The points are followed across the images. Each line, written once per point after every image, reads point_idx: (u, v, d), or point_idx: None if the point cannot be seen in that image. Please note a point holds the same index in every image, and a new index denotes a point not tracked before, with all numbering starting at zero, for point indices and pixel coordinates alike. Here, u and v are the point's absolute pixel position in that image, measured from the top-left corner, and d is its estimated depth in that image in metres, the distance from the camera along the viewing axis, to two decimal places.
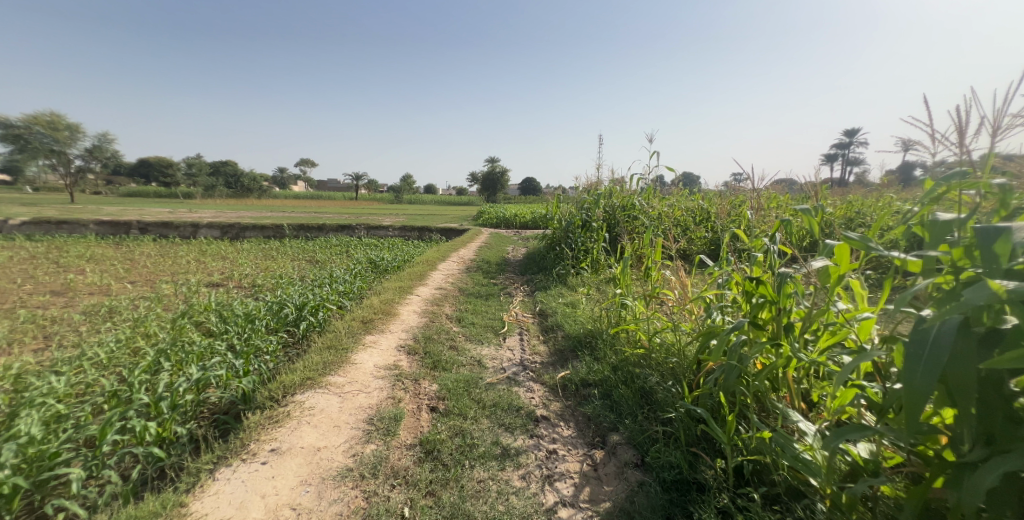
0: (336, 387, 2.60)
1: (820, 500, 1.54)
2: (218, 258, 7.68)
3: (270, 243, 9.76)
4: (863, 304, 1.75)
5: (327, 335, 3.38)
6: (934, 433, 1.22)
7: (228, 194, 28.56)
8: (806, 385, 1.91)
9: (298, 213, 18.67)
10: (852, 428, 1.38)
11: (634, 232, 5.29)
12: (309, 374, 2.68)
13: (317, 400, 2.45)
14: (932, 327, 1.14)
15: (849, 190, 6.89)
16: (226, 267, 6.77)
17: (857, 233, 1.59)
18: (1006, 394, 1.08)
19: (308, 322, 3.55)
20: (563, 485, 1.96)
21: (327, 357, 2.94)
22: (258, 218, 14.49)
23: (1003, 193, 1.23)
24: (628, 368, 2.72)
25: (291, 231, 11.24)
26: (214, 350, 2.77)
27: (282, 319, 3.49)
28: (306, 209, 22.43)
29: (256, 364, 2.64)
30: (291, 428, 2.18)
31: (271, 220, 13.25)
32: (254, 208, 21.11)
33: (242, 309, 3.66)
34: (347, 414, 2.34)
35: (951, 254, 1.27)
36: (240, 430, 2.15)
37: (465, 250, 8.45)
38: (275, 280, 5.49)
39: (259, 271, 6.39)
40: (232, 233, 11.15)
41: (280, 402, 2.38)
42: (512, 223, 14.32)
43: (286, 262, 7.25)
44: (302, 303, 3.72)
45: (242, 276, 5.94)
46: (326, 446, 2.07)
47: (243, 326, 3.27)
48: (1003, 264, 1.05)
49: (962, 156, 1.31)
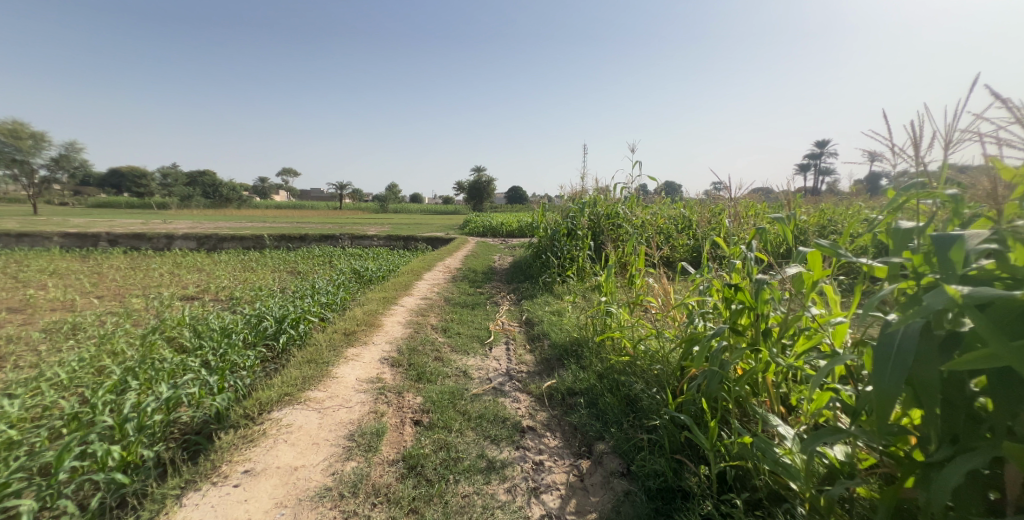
0: (316, 403, 2.55)
1: (800, 504, 1.56)
2: (193, 270, 7.48)
3: (250, 254, 9.58)
4: (837, 309, 1.80)
5: (307, 348, 3.31)
6: (905, 434, 1.24)
7: (205, 205, 27.90)
8: (785, 389, 1.95)
9: (282, 222, 18.42)
10: (827, 432, 1.41)
11: (619, 240, 5.36)
12: (287, 389, 2.62)
13: (296, 416, 2.40)
14: (898, 332, 1.15)
15: (821, 198, 7.08)
16: (201, 280, 6.58)
17: (828, 241, 1.64)
18: (968, 395, 1.09)
19: (288, 335, 3.47)
20: (550, 497, 1.95)
21: (307, 371, 2.88)
22: (237, 229, 14.19)
23: (956, 203, 1.26)
24: (614, 376, 2.74)
25: (272, 242, 11.05)
26: (186, 366, 2.69)
27: (262, 332, 3.40)
28: (289, 219, 22.08)
29: (232, 381, 2.58)
30: (268, 447, 2.12)
31: (250, 231, 13.00)
32: (234, 218, 20.67)
33: (218, 323, 3.55)
34: (328, 431, 2.29)
35: (912, 260, 1.30)
36: (212, 451, 2.08)
37: (451, 260, 8.41)
38: (255, 291, 5.36)
39: (237, 284, 6.24)
40: (209, 244, 10.89)
41: (256, 420, 2.32)
42: (500, 231, 14.37)
43: (266, 274, 7.09)
44: (282, 316, 3.64)
45: (218, 289, 5.79)
46: (303, 465, 2.01)
47: (219, 340, 3.17)
48: (959, 270, 1.03)
49: (918, 168, 1.36)
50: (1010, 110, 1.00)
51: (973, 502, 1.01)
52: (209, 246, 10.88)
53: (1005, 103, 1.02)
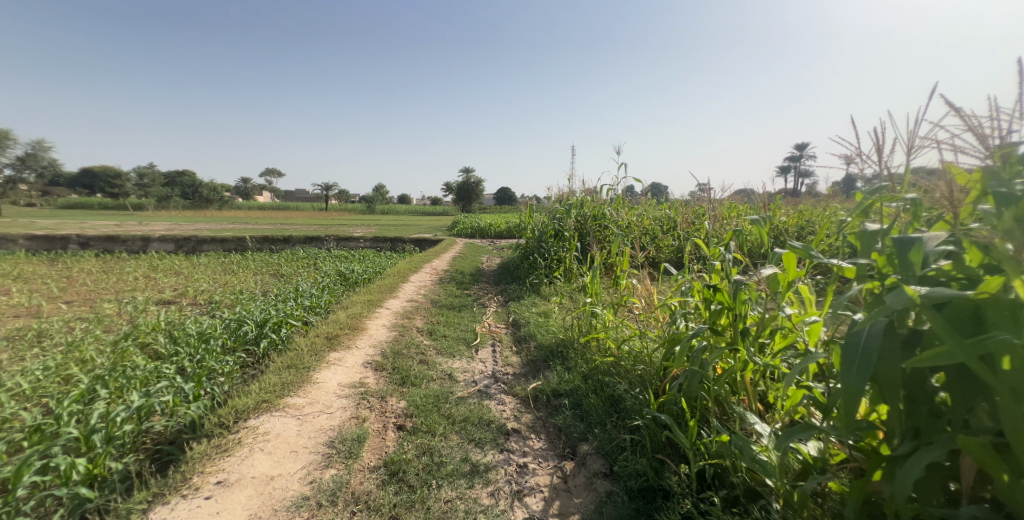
0: (295, 409, 2.51)
1: (775, 500, 1.60)
2: (170, 274, 7.28)
3: (230, 257, 9.39)
4: (810, 309, 1.84)
5: (288, 353, 3.25)
6: (872, 429, 1.28)
7: (183, 206, 27.21)
8: (763, 387, 1.99)
9: (265, 224, 18.10)
10: (801, 428, 1.44)
11: (605, 242, 5.41)
12: (265, 396, 2.57)
13: (274, 424, 2.35)
14: (863, 330, 1.18)
15: (800, 200, 7.25)
16: (178, 283, 6.42)
17: (801, 242, 1.68)
18: (929, 390, 1.12)
19: (269, 340, 3.41)
20: (533, 499, 1.95)
21: (286, 377, 2.84)
22: (216, 230, 13.89)
23: (916, 206, 1.30)
24: (598, 377, 2.76)
25: (253, 244, 10.85)
26: (160, 374, 2.62)
27: (241, 337, 3.33)
28: (271, 220, 21.70)
29: (208, 388, 2.53)
30: (243, 456, 2.08)
31: (231, 233, 12.73)
32: (213, 220, 20.25)
33: (195, 328, 3.47)
34: (307, 438, 2.26)
35: (877, 261, 1.34)
36: (183, 462, 2.02)
37: (438, 261, 8.36)
38: (234, 295, 5.24)
39: (216, 287, 6.10)
40: (187, 246, 10.63)
41: (231, 429, 2.27)
42: (488, 233, 14.34)
43: (247, 277, 6.95)
44: (262, 320, 3.57)
45: (197, 293, 5.65)
46: (279, 474, 1.98)
47: (196, 346, 3.10)
48: (917, 271, 1.07)
49: (882, 172, 1.40)
50: (963, 119, 1.04)
51: (933, 494, 1.04)
52: (188, 249, 10.61)
53: (958, 111, 1.06)
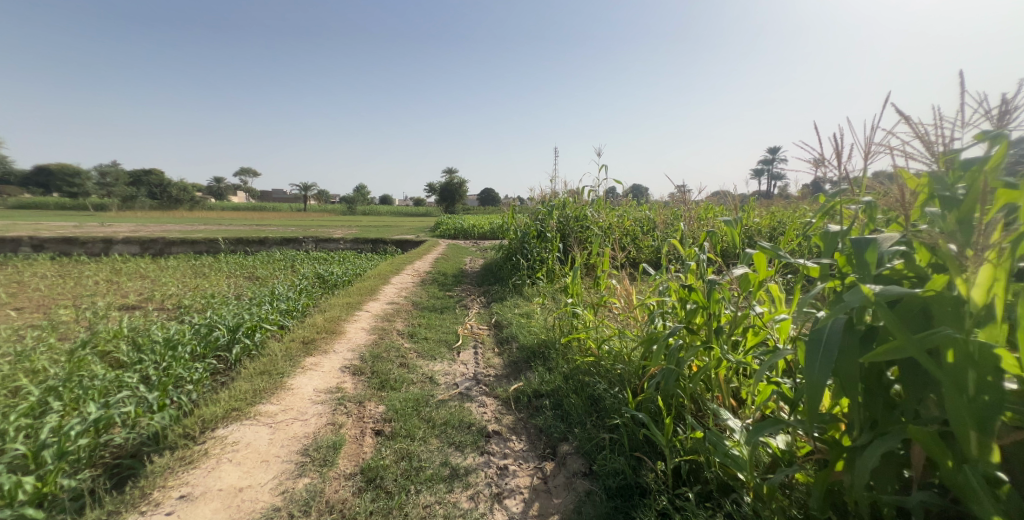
0: (267, 417, 2.46)
1: (746, 493, 1.64)
2: (135, 278, 7.01)
3: (200, 259, 9.10)
4: (780, 307, 1.90)
5: (262, 359, 3.17)
6: (834, 422, 1.33)
7: (151, 206, 26.20)
8: (736, 383, 2.05)
9: (238, 225, 17.60)
10: (769, 423, 1.48)
11: (587, 242, 5.47)
12: (234, 404, 2.51)
13: (244, 433, 2.30)
14: (825, 327, 1.22)
15: (773, 201, 7.50)
16: (144, 288, 6.19)
17: (770, 243, 1.74)
18: (884, 383, 1.17)
19: (242, 345, 3.32)
20: (513, 501, 1.96)
21: (258, 383, 2.77)
22: (186, 232, 13.46)
23: (872, 209, 1.37)
24: (579, 377, 2.78)
25: (226, 246, 10.56)
26: (121, 383, 2.53)
27: (212, 343, 3.23)
28: (246, 222, 21.17)
29: (174, 397, 2.45)
30: (209, 468, 2.02)
31: (201, 234, 12.35)
32: (183, 222, 19.60)
33: (161, 334, 3.35)
34: (279, 446, 2.21)
35: (838, 261, 1.40)
36: (142, 476, 1.95)
37: (420, 262, 8.30)
38: (205, 299, 5.09)
39: (185, 291, 5.90)
40: (153, 248, 10.26)
41: (198, 440, 2.21)
42: (470, 234, 14.31)
43: (220, 280, 6.75)
44: (235, 325, 3.48)
45: (164, 297, 5.46)
46: (249, 485, 1.94)
47: (163, 353, 2.99)
48: (873, 270, 1.11)
49: (843, 176, 1.46)
50: (912, 127, 1.10)
51: (889, 482, 1.08)
52: (156, 251, 10.23)
53: (908, 120, 1.11)
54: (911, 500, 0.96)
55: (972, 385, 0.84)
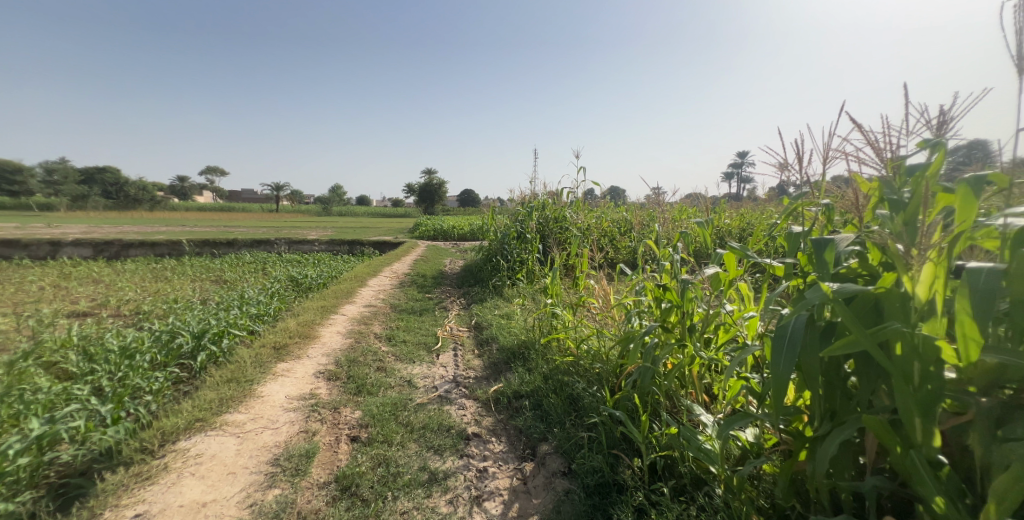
0: (234, 427, 2.40)
1: (718, 485, 1.70)
2: (87, 283, 6.68)
3: (162, 262, 8.76)
4: (749, 304, 1.98)
5: (229, 366, 3.10)
6: (798, 414, 1.39)
7: (106, 205, 24.95)
8: (709, 379, 2.11)
9: (205, 226, 17.04)
10: (738, 417, 1.54)
11: (566, 243, 5.54)
12: (198, 414, 2.44)
13: (209, 444, 2.24)
14: (788, 324, 1.28)
15: (742, 203, 7.77)
16: (98, 293, 5.91)
17: (739, 244, 1.81)
18: (843, 375, 1.24)
19: (208, 352, 3.22)
20: (492, 504, 1.97)
21: (225, 392, 2.71)
22: (146, 234, 12.91)
23: (830, 211, 1.44)
24: (558, 377, 2.81)
25: (191, 248, 10.22)
26: (69, 395, 2.44)
27: (174, 351, 3.13)
28: (211, 222, 20.51)
29: (130, 409, 2.38)
30: (168, 484, 1.96)
31: (161, 236, 11.89)
32: (145, 223, 18.85)
33: (117, 343, 3.21)
34: (247, 457, 2.17)
35: (800, 260, 1.46)
36: (91, 495, 1.86)
37: (398, 264, 8.23)
38: (167, 304, 4.91)
39: (145, 296, 5.68)
40: (108, 251, 9.82)
41: (156, 454, 2.14)
42: (450, 235, 14.26)
43: (184, 284, 6.53)
44: (200, 331, 3.37)
45: (120, 303, 5.24)
46: (213, 500, 1.89)
47: (118, 363, 2.87)
48: (831, 269, 1.17)
49: (805, 179, 1.54)
50: (864, 134, 1.17)
51: (846, 469, 1.15)
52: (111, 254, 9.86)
53: (861, 127, 1.19)
54: (866, 485, 1.02)
55: (918, 375, 0.91)
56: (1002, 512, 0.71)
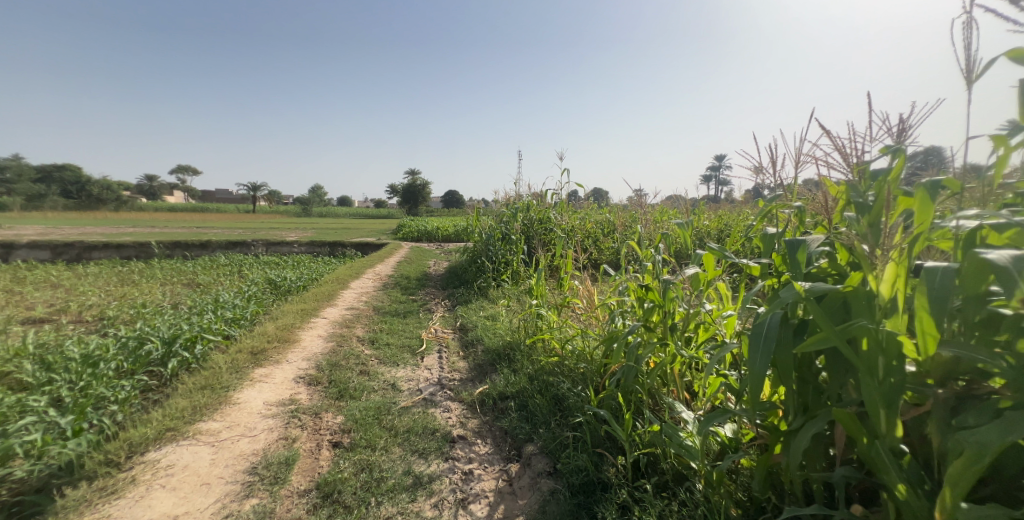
0: (209, 436, 2.36)
1: (698, 480, 1.75)
2: (45, 288, 6.41)
3: (127, 266, 8.47)
4: (727, 303, 2.04)
5: (203, 372, 3.03)
6: (773, 409, 1.44)
7: (66, 205, 23.89)
8: (689, 377, 2.16)
9: (177, 228, 16.52)
10: (717, 413, 1.58)
11: (551, 244, 5.58)
12: (169, 423, 2.39)
13: (182, 454, 2.20)
14: (764, 321, 1.32)
15: (720, 204, 7.97)
16: (58, 299, 5.68)
17: (717, 244, 1.86)
18: (814, 371, 1.29)
19: (179, 359, 3.13)
20: (478, 506, 1.98)
21: (198, 399, 2.65)
22: (112, 236, 12.43)
23: (802, 213, 1.50)
24: (543, 377, 2.83)
25: (161, 250, 9.94)
26: (25, 407, 2.34)
27: (143, 358, 3.03)
28: (182, 224, 19.97)
29: (94, 420, 2.30)
30: (137, 497, 1.91)
31: (127, 238, 11.50)
32: (109, 224, 18.21)
33: (79, 351, 3.09)
34: (222, 467, 2.13)
35: (775, 260, 1.51)
36: (50, 512, 1.79)
37: (382, 266, 8.16)
38: (134, 310, 4.76)
39: (108, 301, 5.49)
40: (69, 254, 9.45)
41: (122, 467, 2.07)
42: (434, 236, 14.21)
43: (153, 288, 6.32)
44: (171, 337, 3.28)
45: (81, 309, 5.06)
46: (187, 512, 1.85)
47: (79, 372, 2.76)
48: (803, 269, 1.22)
49: (780, 182, 1.59)
50: (831, 140, 1.22)
51: (817, 460, 1.20)
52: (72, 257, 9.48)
53: (829, 133, 1.24)
54: (835, 475, 1.07)
55: (882, 369, 0.95)
56: (956, 496, 0.75)
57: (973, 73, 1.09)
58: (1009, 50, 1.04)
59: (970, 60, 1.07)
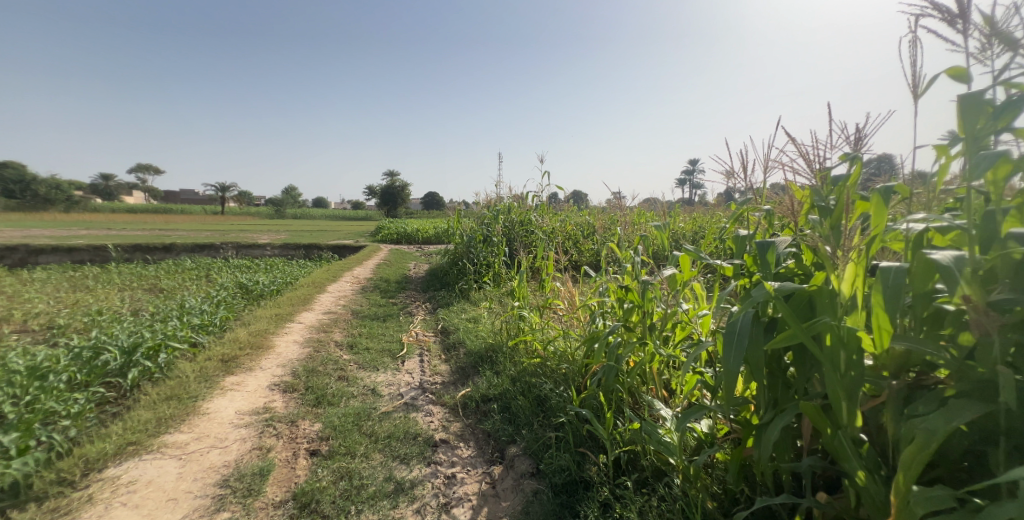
0: (175, 449, 2.30)
1: (676, 476, 1.80)
2: None
3: (78, 271, 8.08)
4: (703, 302, 2.10)
5: (168, 382, 2.94)
6: (746, 404, 1.50)
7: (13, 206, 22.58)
8: (667, 375, 2.22)
9: (137, 232, 15.81)
10: (694, 409, 1.63)
11: (532, 246, 5.63)
12: (130, 437, 2.31)
13: (145, 469, 2.13)
14: (736, 320, 1.37)
15: (694, 207, 8.21)
16: (7, 307, 5.38)
17: (693, 246, 1.92)
18: (783, 366, 1.35)
19: (141, 368, 3.02)
20: (461, 510, 1.98)
21: (163, 411, 2.58)
22: (63, 239, 11.84)
23: (771, 216, 1.57)
24: (526, 379, 2.85)
25: (120, 254, 9.58)
26: None
27: (98, 368, 2.90)
28: (145, 225, 19.21)
29: (43, 437, 2.14)
30: (97, 515, 1.84)
31: (82, 240, 10.98)
32: (64, 226, 17.36)
33: (28, 361, 2.94)
34: (190, 481, 2.07)
35: (747, 261, 1.57)
36: None
37: (361, 269, 8.07)
38: (89, 318, 4.56)
39: (60, 309, 5.23)
40: (16, 258, 8.96)
41: (77, 485, 1.99)
42: (414, 239, 14.13)
43: (111, 295, 6.06)
44: (131, 346, 3.16)
45: (29, 317, 4.81)
46: None
47: (25, 384, 2.60)
48: (773, 269, 1.27)
49: (751, 185, 1.66)
50: (796, 147, 1.28)
51: (786, 451, 1.25)
52: (16, 261, 8.99)
53: (794, 140, 1.30)
54: (802, 465, 1.12)
55: (844, 363, 1.01)
56: (909, 480, 0.80)
57: (919, 88, 1.16)
58: (950, 67, 1.11)
59: (917, 75, 1.13)
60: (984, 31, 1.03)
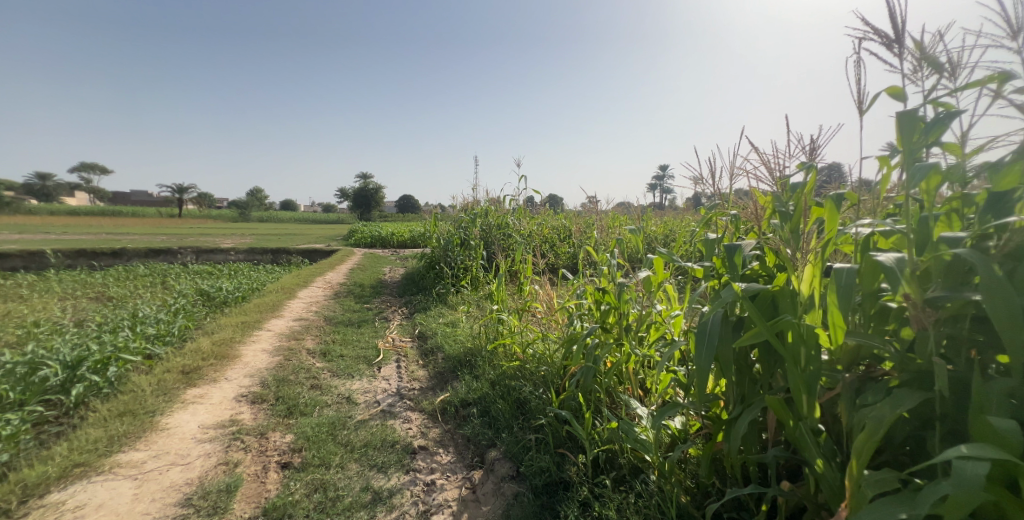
0: (132, 469, 2.21)
1: (652, 472, 1.85)
2: None
3: (14, 279, 7.57)
4: (675, 303, 2.17)
5: (121, 397, 2.81)
6: (716, 400, 1.57)
7: None
8: (643, 375, 2.28)
9: (82, 235, 14.95)
10: (669, 407, 1.69)
11: (509, 250, 5.67)
12: (76, 458, 2.21)
13: (99, 491, 2.04)
14: (707, 320, 1.43)
15: (665, 210, 8.44)
16: None
17: (665, 249, 1.99)
18: (749, 363, 1.42)
19: (87, 384, 2.86)
20: (441, 516, 1.99)
21: (115, 429, 2.48)
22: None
23: (736, 220, 1.64)
24: (505, 382, 2.88)
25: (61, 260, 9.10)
26: None
27: (36, 385, 2.74)
28: (95, 229, 18.26)
29: None
30: None
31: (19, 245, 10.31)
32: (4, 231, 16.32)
33: None
34: (149, 501, 2.00)
35: (715, 263, 1.64)
36: None
37: (333, 274, 7.91)
38: (26, 331, 4.28)
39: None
40: None
41: (14, 514, 1.86)
42: (390, 243, 13.97)
43: (50, 305, 5.71)
44: (73, 361, 3.00)
45: None
46: None
47: None
48: (739, 270, 1.34)
49: (720, 190, 1.73)
50: (758, 156, 1.36)
51: (753, 444, 1.32)
52: None
53: (756, 149, 1.38)
54: (768, 456, 1.18)
55: (804, 358, 1.08)
56: (861, 465, 0.87)
57: (863, 105, 1.25)
58: (888, 86, 1.20)
59: (860, 93, 1.22)
60: (916, 55, 1.11)
